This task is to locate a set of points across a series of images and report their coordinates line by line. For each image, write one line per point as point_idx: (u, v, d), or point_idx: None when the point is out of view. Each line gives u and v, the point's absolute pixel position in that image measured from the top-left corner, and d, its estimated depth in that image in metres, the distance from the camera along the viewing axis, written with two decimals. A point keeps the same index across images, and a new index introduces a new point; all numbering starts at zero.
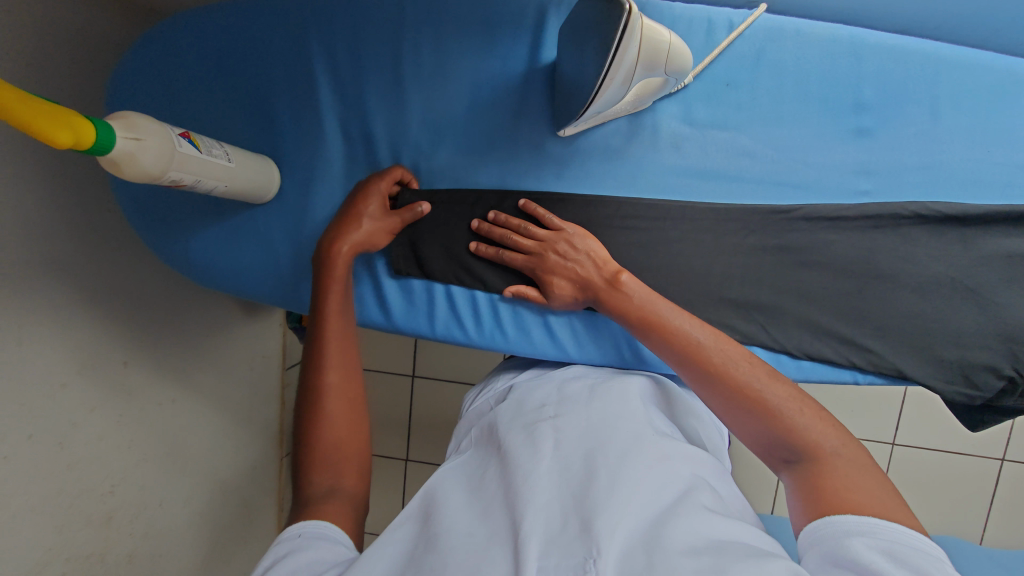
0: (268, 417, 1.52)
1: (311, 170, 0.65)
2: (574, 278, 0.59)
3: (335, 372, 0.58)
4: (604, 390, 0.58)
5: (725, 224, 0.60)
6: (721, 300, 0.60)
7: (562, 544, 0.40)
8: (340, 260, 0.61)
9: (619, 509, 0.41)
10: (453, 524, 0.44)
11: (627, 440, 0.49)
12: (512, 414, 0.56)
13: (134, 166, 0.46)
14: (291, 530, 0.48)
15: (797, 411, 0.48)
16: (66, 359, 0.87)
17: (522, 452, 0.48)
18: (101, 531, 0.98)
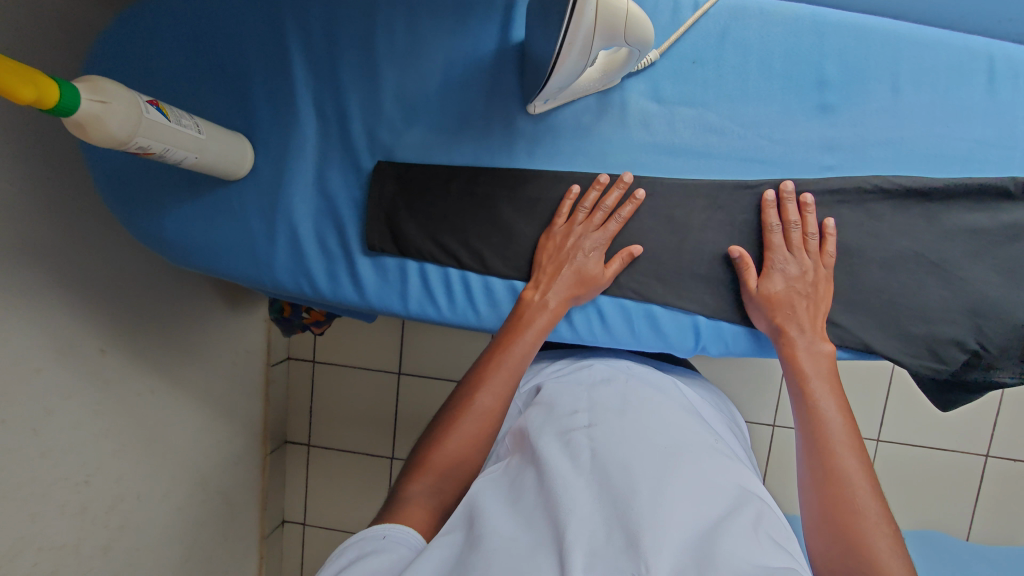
0: (251, 412, 1.51)
1: (285, 146, 0.65)
2: (795, 293, 0.58)
3: (490, 395, 0.59)
4: (634, 398, 0.60)
5: (694, 200, 0.61)
6: (690, 276, 0.62)
7: (608, 557, 0.42)
8: (547, 317, 0.61)
9: (667, 521, 0.43)
10: (496, 527, 0.47)
11: (665, 452, 0.51)
12: (548, 422, 0.58)
13: (100, 132, 0.46)
14: (376, 530, 0.50)
15: (872, 518, 0.48)
16: (42, 344, 0.86)
17: (559, 461, 0.50)
18: (76, 521, 0.97)
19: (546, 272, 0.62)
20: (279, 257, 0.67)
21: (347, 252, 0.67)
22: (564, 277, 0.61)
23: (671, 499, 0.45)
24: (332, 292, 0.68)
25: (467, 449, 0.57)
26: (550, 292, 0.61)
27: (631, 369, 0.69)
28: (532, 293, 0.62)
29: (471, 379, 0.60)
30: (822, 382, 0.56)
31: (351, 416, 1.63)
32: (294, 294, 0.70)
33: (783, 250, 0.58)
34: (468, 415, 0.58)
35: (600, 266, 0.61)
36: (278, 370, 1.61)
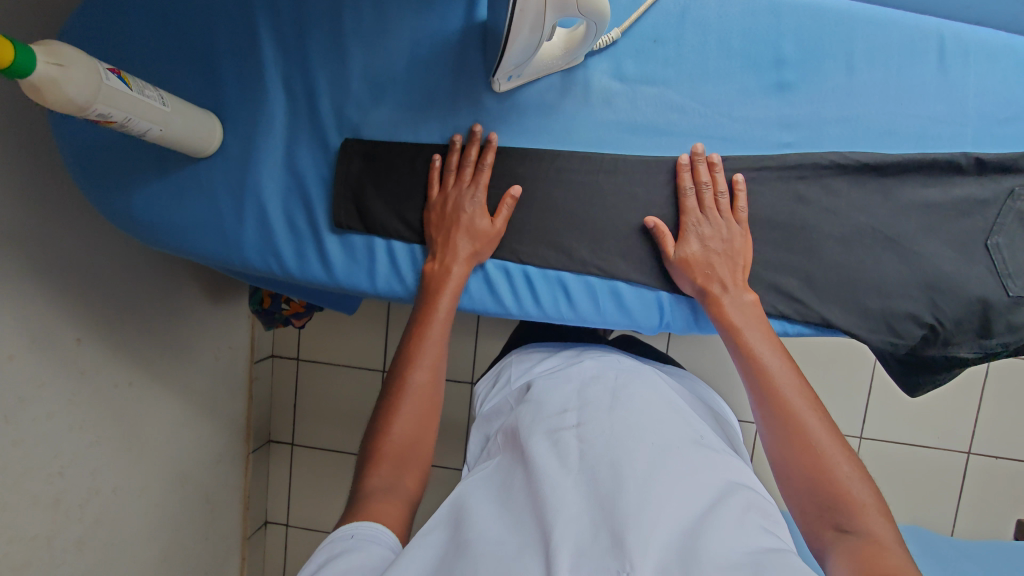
0: (233, 410, 1.50)
1: (254, 125, 0.66)
2: (710, 254, 0.59)
3: (423, 371, 0.61)
4: (625, 390, 0.61)
5: (657, 176, 0.62)
6: (653, 252, 0.62)
7: (594, 556, 0.44)
8: (456, 277, 0.62)
9: (652, 522, 0.45)
10: (485, 532, 0.48)
11: (652, 450, 0.52)
12: (538, 420, 0.59)
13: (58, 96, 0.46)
14: (344, 530, 0.50)
15: (841, 461, 0.49)
16: (16, 330, 0.86)
17: (548, 463, 0.52)
18: (48, 512, 0.96)
19: (439, 241, 0.63)
20: (247, 235, 0.68)
21: (314, 229, 0.67)
22: (453, 240, 0.62)
23: (656, 500, 0.46)
24: (299, 270, 0.68)
25: (416, 430, 0.59)
26: (447, 257, 0.62)
27: (624, 364, 0.70)
28: (431, 264, 0.63)
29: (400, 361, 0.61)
30: (754, 330, 0.57)
31: (335, 413, 1.62)
32: (262, 272, 0.70)
33: (696, 212, 0.60)
34: (409, 395, 0.60)
35: (486, 218, 0.62)
36: (261, 367, 1.60)
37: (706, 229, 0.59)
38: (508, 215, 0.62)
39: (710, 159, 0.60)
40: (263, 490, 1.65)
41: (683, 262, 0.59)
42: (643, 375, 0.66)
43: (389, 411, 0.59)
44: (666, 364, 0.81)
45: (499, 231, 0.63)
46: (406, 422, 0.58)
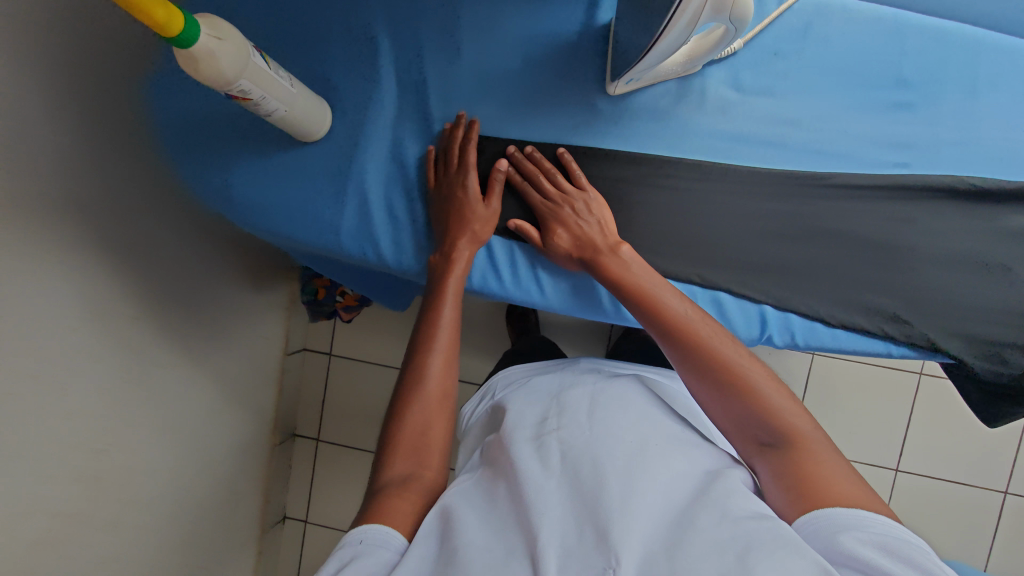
0: (262, 400, 1.49)
1: (361, 113, 0.66)
2: (577, 235, 0.61)
3: (438, 356, 0.60)
4: (611, 393, 0.62)
5: (762, 187, 0.61)
6: (755, 266, 0.62)
7: (582, 557, 0.44)
8: (462, 258, 0.63)
9: (634, 518, 0.45)
10: (471, 538, 0.47)
11: (631, 447, 0.53)
12: (521, 423, 0.60)
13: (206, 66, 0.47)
14: (353, 535, 0.49)
15: (774, 393, 0.51)
16: (79, 301, 0.85)
17: (530, 464, 0.52)
18: (87, 489, 0.94)
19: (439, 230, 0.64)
20: (345, 220, 0.67)
21: (415, 221, 0.68)
22: (449, 221, 0.63)
23: (646, 499, 0.47)
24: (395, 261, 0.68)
25: (433, 419, 0.57)
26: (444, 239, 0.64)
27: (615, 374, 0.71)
28: (435, 256, 0.65)
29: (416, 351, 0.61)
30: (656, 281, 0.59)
31: (362, 411, 1.62)
32: (354, 260, 0.70)
33: (546, 203, 0.63)
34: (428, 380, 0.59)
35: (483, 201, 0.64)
36: (292, 360, 1.61)
37: (566, 209, 0.62)
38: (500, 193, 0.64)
39: (528, 154, 0.64)
40: (282, 485, 1.63)
41: (559, 251, 0.63)
42: (631, 382, 0.67)
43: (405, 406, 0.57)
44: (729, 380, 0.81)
45: (495, 210, 0.65)
46: (423, 414, 0.57)
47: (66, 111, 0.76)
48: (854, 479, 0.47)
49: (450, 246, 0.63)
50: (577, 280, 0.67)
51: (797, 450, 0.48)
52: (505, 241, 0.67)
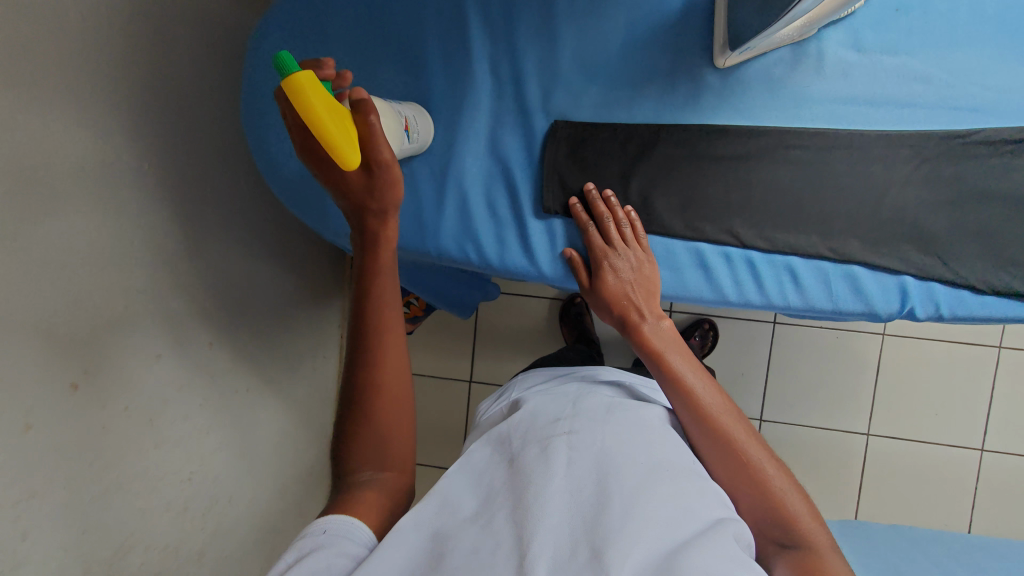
0: (321, 415, 1.58)
1: (460, 110, 0.64)
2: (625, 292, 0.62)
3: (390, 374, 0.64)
4: (618, 417, 0.68)
5: (900, 150, 0.58)
6: (897, 233, 0.59)
7: (571, 567, 0.50)
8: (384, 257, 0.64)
9: (630, 539, 0.51)
10: (460, 542, 0.54)
11: (638, 471, 0.59)
12: (534, 425, 0.67)
13: (370, 139, 0.56)
14: (317, 525, 0.55)
15: (795, 500, 0.60)
16: (162, 331, 0.91)
17: (537, 468, 0.59)
18: (179, 519, 1.01)
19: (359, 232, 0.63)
20: (446, 222, 0.65)
21: (519, 216, 0.65)
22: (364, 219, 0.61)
23: (641, 525, 0.52)
24: (502, 259, 0.65)
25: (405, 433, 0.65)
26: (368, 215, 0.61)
27: (623, 394, 0.76)
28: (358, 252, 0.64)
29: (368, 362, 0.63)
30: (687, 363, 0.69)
31: None
32: (456, 262, 0.67)
33: (609, 249, 0.62)
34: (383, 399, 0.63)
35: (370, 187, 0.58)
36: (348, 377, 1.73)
37: (621, 263, 0.62)
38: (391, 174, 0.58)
39: (605, 196, 0.62)
40: None
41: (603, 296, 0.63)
42: (630, 403, 0.72)
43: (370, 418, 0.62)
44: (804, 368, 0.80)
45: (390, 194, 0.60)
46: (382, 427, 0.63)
47: (142, 160, 0.84)
48: None
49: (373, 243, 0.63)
50: None
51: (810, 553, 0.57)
52: (548, 220, 0.65)
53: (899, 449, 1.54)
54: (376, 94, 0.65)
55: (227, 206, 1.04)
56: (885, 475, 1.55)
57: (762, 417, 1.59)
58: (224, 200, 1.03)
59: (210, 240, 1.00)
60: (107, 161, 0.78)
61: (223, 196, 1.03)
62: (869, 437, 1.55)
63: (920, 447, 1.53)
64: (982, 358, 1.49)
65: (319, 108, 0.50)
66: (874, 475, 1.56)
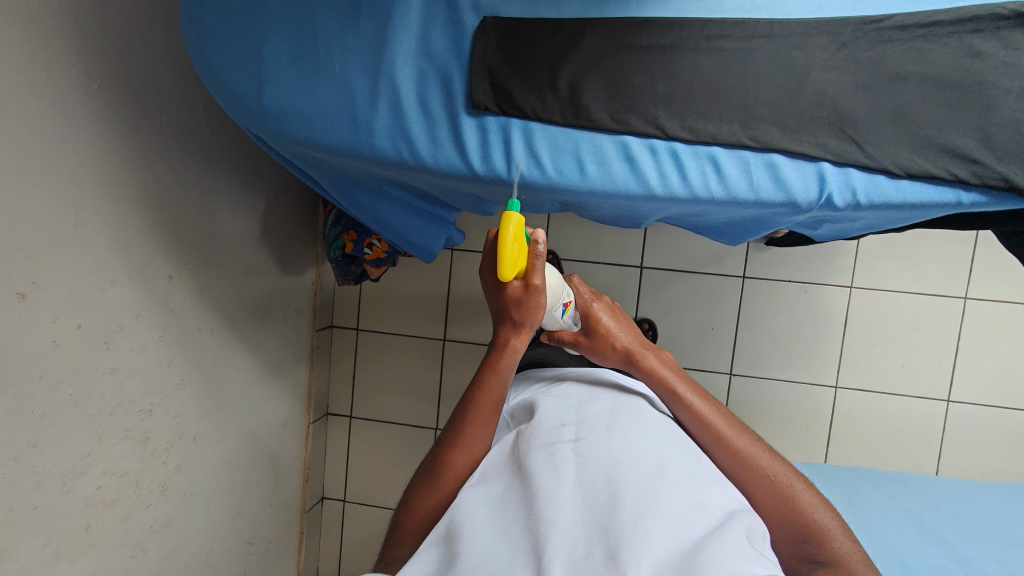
0: (293, 368, 1.60)
1: (391, 8, 0.65)
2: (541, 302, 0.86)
3: (460, 456, 0.88)
4: (619, 426, 0.86)
5: (816, 37, 0.59)
6: (814, 118, 0.59)
7: (579, 559, 0.67)
8: (502, 364, 0.88)
9: (627, 531, 0.67)
10: (483, 539, 0.71)
11: (629, 475, 0.76)
12: (543, 434, 0.85)
13: (530, 270, 0.79)
14: None
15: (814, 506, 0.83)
16: (117, 257, 0.92)
17: (546, 474, 0.77)
18: (138, 449, 1.02)
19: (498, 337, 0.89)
20: (380, 120, 0.66)
21: (451, 113, 0.66)
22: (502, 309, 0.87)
23: (646, 522, 0.69)
24: (435, 158, 0.67)
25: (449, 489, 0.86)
26: (506, 326, 0.88)
27: (617, 400, 0.94)
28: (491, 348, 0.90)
29: (453, 440, 0.88)
30: (692, 394, 0.95)
31: (394, 386, 1.78)
32: (392, 161, 0.68)
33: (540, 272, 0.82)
34: (452, 460, 0.87)
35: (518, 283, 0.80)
36: (322, 336, 1.75)
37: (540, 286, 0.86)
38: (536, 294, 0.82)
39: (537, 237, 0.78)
40: (320, 458, 1.81)
41: (533, 302, 0.83)
42: (629, 408, 0.91)
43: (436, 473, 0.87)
44: (720, 234, 0.85)
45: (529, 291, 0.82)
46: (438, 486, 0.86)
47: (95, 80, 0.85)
48: (861, 559, 0.80)
49: (503, 339, 0.88)
50: (544, 167, 0.65)
51: (835, 558, 0.78)
52: (478, 117, 0.65)
53: (863, 402, 1.56)
54: None
55: (187, 140, 1.04)
56: (853, 427, 1.57)
57: (731, 370, 1.61)
58: (184, 135, 1.04)
59: (168, 172, 1.01)
60: (57, 75, 0.79)
61: (184, 131, 1.04)
62: (836, 389, 1.57)
63: (885, 399, 1.55)
64: (948, 310, 1.51)
65: (504, 247, 0.70)
66: (841, 427, 1.58)
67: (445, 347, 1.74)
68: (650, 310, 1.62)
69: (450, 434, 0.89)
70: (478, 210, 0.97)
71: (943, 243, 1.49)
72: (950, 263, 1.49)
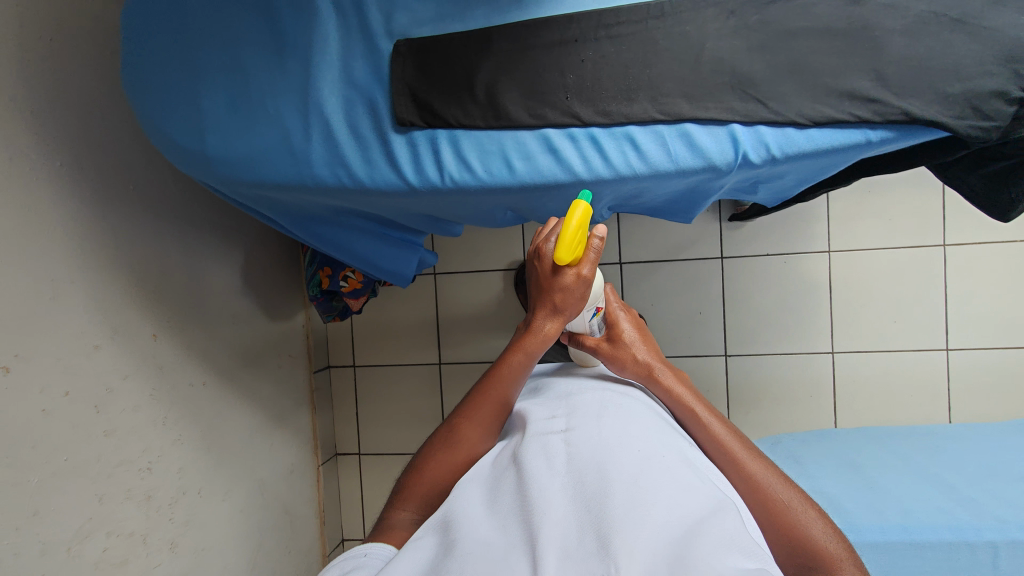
0: (293, 410, 1.62)
1: (311, 45, 0.69)
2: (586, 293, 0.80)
3: (472, 428, 0.82)
4: (611, 417, 0.77)
5: (705, 10, 0.62)
6: (718, 84, 0.62)
7: (574, 557, 0.56)
8: (529, 343, 0.83)
9: (623, 521, 0.57)
10: (471, 535, 0.61)
11: (626, 465, 0.66)
12: (538, 430, 0.76)
13: (582, 261, 0.76)
14: (360, 550, 0.69)
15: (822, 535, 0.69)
16: (97, 322, 0.96)
17: (537, 467, 0.67)
18: (142, 508, 1.04)
19: (536, 312, 0.83)
20: (315, 151, 0.70)
21: (382, 133, 0.70)
22: (541, 291, 0.80)
23: (644, 514, 0.58)
24: (373, 177, 0.71)
25: (454, 468, 0.79)
26: (544, 309, 0.82)
27: (613, 395, 0.85)
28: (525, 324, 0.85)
29: (469, 411, 0.83)
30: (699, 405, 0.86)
31: (397, 417, 1.79)
32: (332, 185, 0.72)
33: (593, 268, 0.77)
34: (462, 434, 0.81)
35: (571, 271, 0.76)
36: (319, 377, 1.78)
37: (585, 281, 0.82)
38: (584, 284, 0.77)
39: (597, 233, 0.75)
40: (335, 499, 1.81)
41: (575, 292, 0.78)
42: (618, 400, 0.84)
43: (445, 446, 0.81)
44: (677, 210, 0.86)
45: (582, 279, 0.76)
46: (446, 461, 0.80)
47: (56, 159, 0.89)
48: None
49: (536, 318, 0.83)
50: (472, 164, 0.69)
51: None
52: (406, 135, 0.69)
53: (861, 364, 1.55)
54: (236, 43, 0.71)
55: (154, 203, 1.09)
56: (857, 391, 1.56)
57: (726, 352, 1.60)
58: (151, 198, 1.08)
59: (139, 235, 1.05)
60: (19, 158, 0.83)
61: (150, 195, 1.08)
62: (833, 355, 1.56)
63: (884, 357, 1.54)
64: (929, 260, 1.51)
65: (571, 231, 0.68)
66: (845, 392, 1.56)
67: (441, 371, 1.76)
68: (635, 305, 1.63)
69: (470, 405, 0.84)
70: (442, 232, 1.01)
71: (911, 196, 1.50)
72: (923, 214, 1.50)
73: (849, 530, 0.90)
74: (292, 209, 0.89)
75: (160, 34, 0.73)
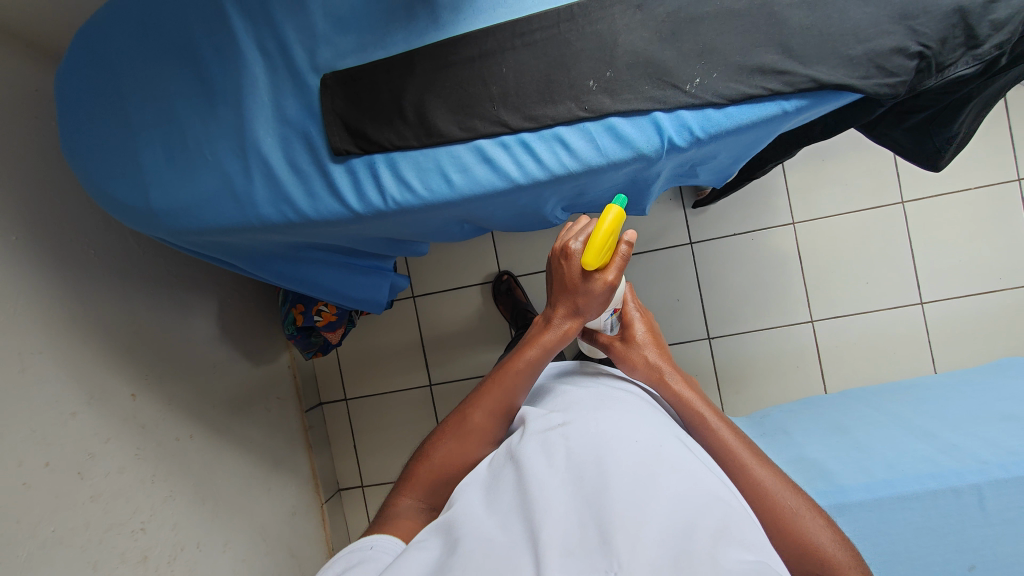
0: (288, 452, 1.61)
1: (240, 90, 0.70)
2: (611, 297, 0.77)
3: (480, 413, 0.76)
4: (609, 406, 0.72)
5: (613, 6, 0.64)
6: (637, 76, 0.64)
7: (577, 555, 0.50)
8: (544, 340, 0.78)
9: (627, 514, 0.52)
10: (469, 537, 0.55)
11: (627, 455, 0.60)
12: (535, 423, 0.70)
13: (610, 266, 0.73)
14: (364, 542, 0.64)
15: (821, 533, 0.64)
16: (72, 388, 0.96)
17: (535, 461, 0.61)
18: (139, 570, 1.03)
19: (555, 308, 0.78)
20: (258, 191, 0.72)
21: (320, 164, 0.71)
22: (561, 288, 0.76)
23: (648, 507, 0.53)
24: (317, 207, 0.72)
25: (462, 456, 0.73)
26: (565, 307, 0.77)
27: (607, 387, 0.80)
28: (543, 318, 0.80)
29: (479, 397, 0.77)
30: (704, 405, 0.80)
31: (395, 444, 1.78)
32: (278, 220, 0.73)
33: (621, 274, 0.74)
34: (470, 421, 0.76)
35: (599, 276, 0.72)
36: (313, 416, 1.77)
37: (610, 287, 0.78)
38: (611, 288, 0.73)
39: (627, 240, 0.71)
40: (343, 536, 1.79)
41: (596, 293, 0.74)
42: (615, 392, 0.77)
43: (454, 432, 0.75)
44: (640, 200, 0.87)
45: (609, 283, 0.73)
46: (454, 449, 0.74)
47: (9, 235, 0.90)
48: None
49: (554, 312, 0.78)
50: (412, 179, 0.70)
51: None
52: (347, 165, 0.71)
53: (841, 328, 1.57)
54: (168, 98, 0.72)
55: (118, 264, 1.10)
56: (841, 355, 1.57)
57: (709, 335, 1.62)
58: (113, 260, 1.09)
59: (104, 297, 1.05)
60: None
61: (112, 256, 1.09)
62: (813, 323, 1.58)
63: (861, 319, 1.56)
64: (890, 218, 1.54)
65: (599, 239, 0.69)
66: (830, 358, 1.58)
67: (433, 392, 1.75)
68: None
69: (480, 393, 0.78)
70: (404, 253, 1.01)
71: (864, 158, 1.53)
72: (878, 174, 1.53)
73: (837, 494, 0.91)
74: (249, 251, 0.91)
75: (93, 100, 0.75)
